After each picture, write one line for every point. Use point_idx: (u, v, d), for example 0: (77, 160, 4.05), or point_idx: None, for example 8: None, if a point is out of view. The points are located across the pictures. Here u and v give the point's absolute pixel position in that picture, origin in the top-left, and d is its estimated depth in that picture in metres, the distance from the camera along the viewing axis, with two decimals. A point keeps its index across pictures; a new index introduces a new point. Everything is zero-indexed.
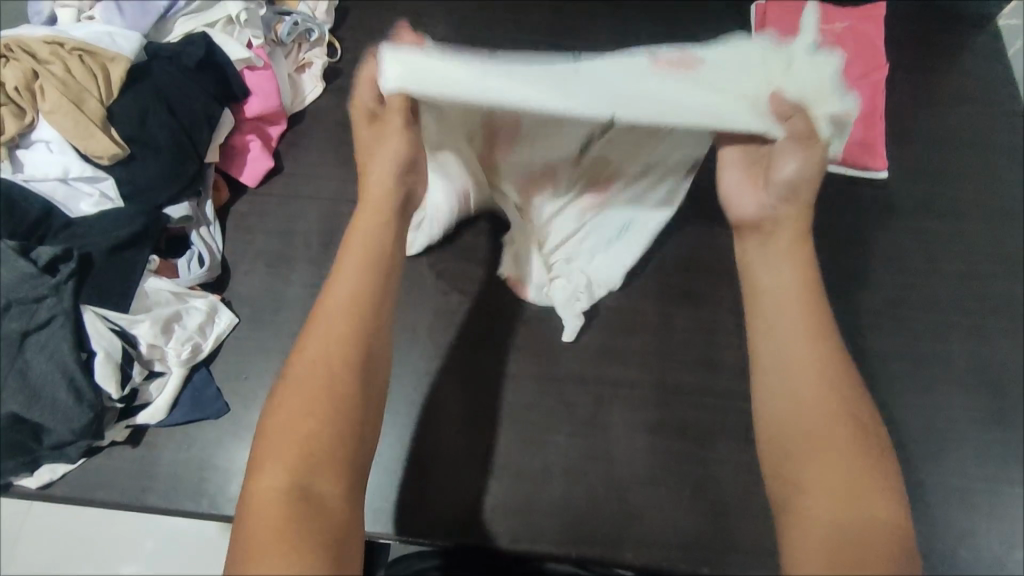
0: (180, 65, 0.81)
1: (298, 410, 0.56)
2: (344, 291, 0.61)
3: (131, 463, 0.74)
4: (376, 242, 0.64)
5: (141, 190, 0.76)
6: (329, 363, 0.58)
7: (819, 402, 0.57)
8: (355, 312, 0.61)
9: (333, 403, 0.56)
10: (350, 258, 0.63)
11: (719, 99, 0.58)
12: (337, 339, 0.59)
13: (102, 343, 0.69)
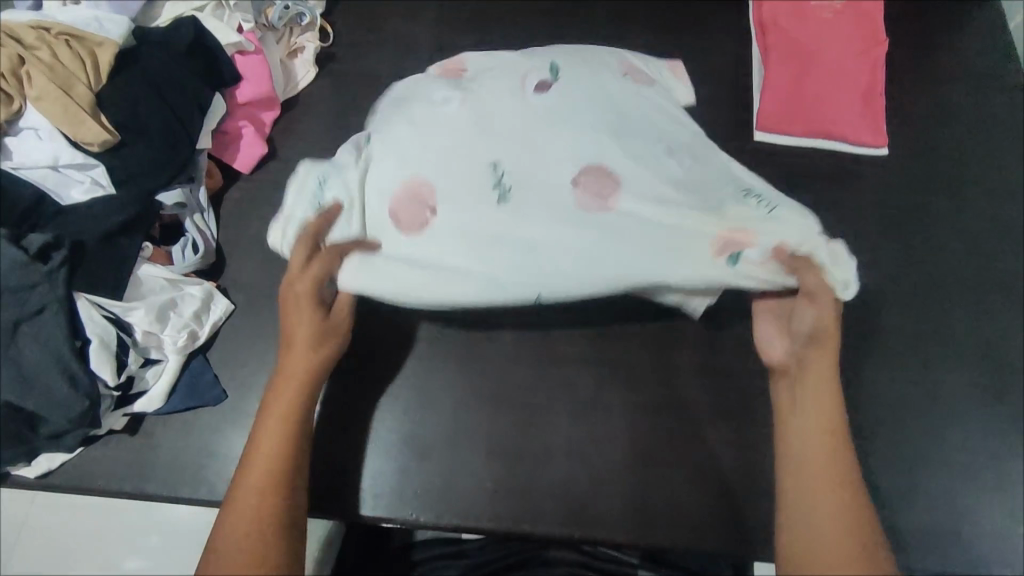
0: (169, 51, 0.80)
1: (257, 490, 0.62)
2: (282, 400, 0.67)
3: (129, 451, 0.73)
4: (313, 347, 0.69)
5: (133, 176, 0.75)
6: (283, 447, 0.64)
7: (813, 470, 0.63)
8: (297, 406, 0.67)
9: (284, 481, 0.63)
10: (291, 358, 0.69)
11: (651, 245, 0.66)
12: (273, 440, 0.65)
13: (97, 330, 0.68)
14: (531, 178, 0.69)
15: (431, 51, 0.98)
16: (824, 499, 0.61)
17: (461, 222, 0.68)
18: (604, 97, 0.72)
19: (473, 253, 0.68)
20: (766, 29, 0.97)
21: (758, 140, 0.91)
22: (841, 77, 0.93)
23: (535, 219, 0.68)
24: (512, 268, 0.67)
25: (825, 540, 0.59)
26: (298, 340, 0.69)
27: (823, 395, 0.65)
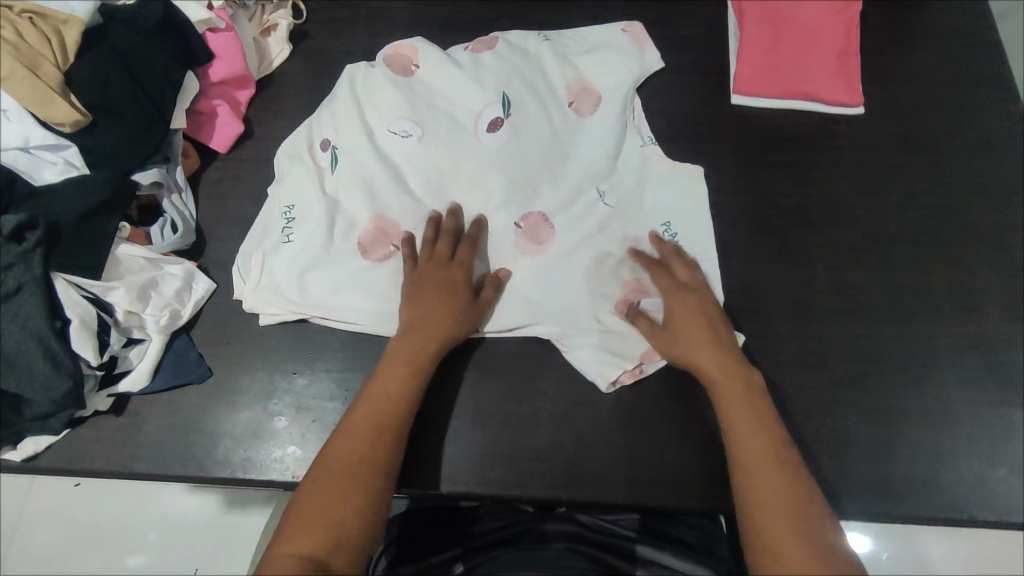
0: (139, 28, 0.78)
1: (348, 458, 0.64)
2: (360, 423, 0.66)
3: (116, 431, 0.73)
4: (407, 366, 0.70)
5: (106, 156, 0.75)
6: (381, 422, 0.66)
7: (763, 463, 0.63)
8: (404, 388, 0.69)
9: (376, 455, 0.64)
10: (393, 369, 0.70)
11: (573, 291, 0.78)
12: (354, 455, 0.64)
13: (76, 311, 0.68)
14: (475, 218, 0.80)
15: (406, 26, 0.97)
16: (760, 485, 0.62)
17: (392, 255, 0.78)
18: (554, 140, 0.83)
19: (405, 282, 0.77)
20: None
21: (735, 104, 0.92)
22: (817, 39, 0.93)
23: (489, 259, 0.79)
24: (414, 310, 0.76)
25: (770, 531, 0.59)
26: (407, 343, 0.71)
27: (736, 398, 0.67)
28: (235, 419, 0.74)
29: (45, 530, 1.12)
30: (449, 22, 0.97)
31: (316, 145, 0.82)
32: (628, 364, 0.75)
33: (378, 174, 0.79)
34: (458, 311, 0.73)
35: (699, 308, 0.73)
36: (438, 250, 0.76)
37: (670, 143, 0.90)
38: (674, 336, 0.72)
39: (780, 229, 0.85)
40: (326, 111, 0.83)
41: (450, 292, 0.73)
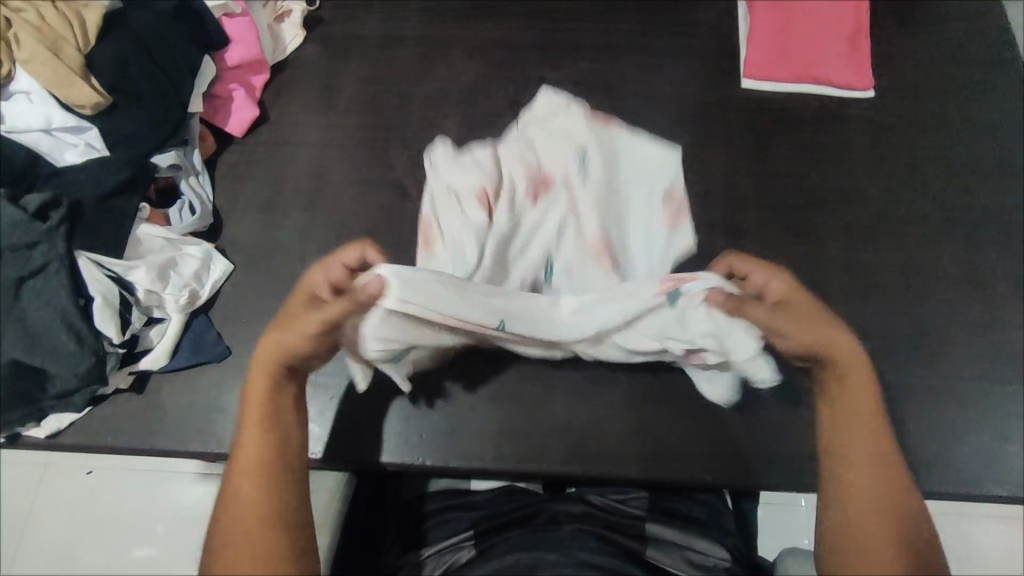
0: (156, 11, 0.79)
1: (234, 522, 0.61)
2: (249, 451, 0.63)
3: (137, 408, 0.74)
4: (268, 388, 0.65)
5: (125, 138, 0.76)
6: (253, 467, 0.62)
7: (875, 490, 0.62)
8: (265, 421, 0.64)
9: (258, 502, 0.61)
10: (252, 416, 0.64)
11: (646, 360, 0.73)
12: (244, 505, 0.61)
13: (99, 288, 0.69)
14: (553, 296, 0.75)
15: (419, 12, 0.98)
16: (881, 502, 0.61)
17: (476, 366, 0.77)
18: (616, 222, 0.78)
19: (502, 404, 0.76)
20: None
21: (746, 87, 0.93)
22: (828, 22, 0.94)
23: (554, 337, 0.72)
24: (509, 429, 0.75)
25: (867, 522, 0.61)
26: (259, 374, 0.65)
27: (860, 376, 0.65)
28: None
29: (55, 516, 1.12)
30: (461, 8, 0.98)
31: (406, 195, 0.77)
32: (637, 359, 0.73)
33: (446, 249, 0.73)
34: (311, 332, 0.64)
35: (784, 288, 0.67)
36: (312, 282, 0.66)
37: (682, 127, 0.91)
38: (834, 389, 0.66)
39: (793, 212, 0.85)
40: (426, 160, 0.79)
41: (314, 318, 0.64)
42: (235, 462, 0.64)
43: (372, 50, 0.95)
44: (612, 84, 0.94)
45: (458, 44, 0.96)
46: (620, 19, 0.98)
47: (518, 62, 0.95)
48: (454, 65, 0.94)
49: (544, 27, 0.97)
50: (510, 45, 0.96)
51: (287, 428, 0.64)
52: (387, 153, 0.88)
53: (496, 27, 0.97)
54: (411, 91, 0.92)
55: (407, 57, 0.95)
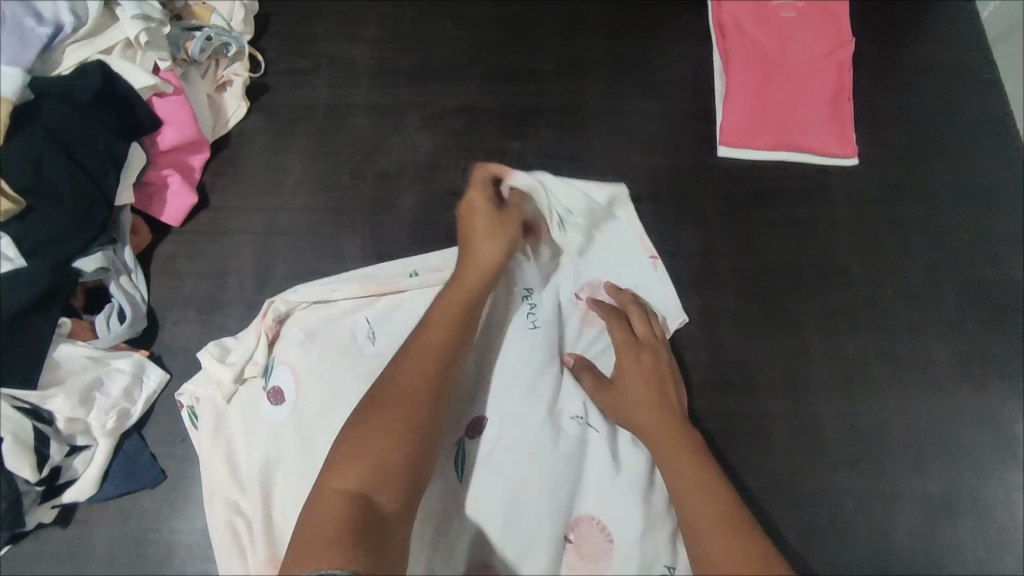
0: (74, 102, 0.72)
1: (389, 408, 0.59)
2: (401, 376, 0.61)
3: (62, 544, 0.68)
4: (447, 329, 0.65)
5: (44, 245, 0.69)
6: (436, 362, 0.63)
7: (698, 501, 0.61)
8: (451, 326, 0.65)
9: (422, 403, 0.60)
10: (439, 312, 0.66)
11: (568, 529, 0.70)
12: (405, 397, 0.60)
13: (9, 428, 0.62)
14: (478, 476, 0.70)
15: (371, 75, 0.91)
16: (709, 547, 0.58)
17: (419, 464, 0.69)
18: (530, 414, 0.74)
19: (488, 510, 0.68)
20: (727, 33, 0.92)
21: (722, 155, 0.87)
22: (806, 83, 0.89)
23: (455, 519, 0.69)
24: (487, 541, 0.68)
25: (705, 526, 0.59)
26: (445, 306, 0.67)
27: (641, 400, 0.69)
28: (191, 527, 0.69)
29: None
30: (415, 70, 0.91)
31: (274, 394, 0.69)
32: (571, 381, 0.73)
33: None
34: (502, 238, 0.72)
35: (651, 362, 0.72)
36: (476, 183, 0.76)
37: (654, 202, 0.85)
38: (617, 395, 0.71)
39: (772, 295, 0.80)
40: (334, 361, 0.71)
41: (492, 216, 0.73)
42: (404, 354, 0.63)
43: (320, 121, 0.88)
44: (579, 153, 0.88)
45: (414, 112, 0.89)
46: (585, 78, 0.91)
47: (478, 132, 0.88)
48: (410, 137, 0.88)
49: (506, 91, 0.91)
50: (470, 112, 0.89)
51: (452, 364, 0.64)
52: (339, 239, 0.82)
53: (452, 89, 0.90)
54: (363, 166, 0.86)
55: (358, 128, 0.88)
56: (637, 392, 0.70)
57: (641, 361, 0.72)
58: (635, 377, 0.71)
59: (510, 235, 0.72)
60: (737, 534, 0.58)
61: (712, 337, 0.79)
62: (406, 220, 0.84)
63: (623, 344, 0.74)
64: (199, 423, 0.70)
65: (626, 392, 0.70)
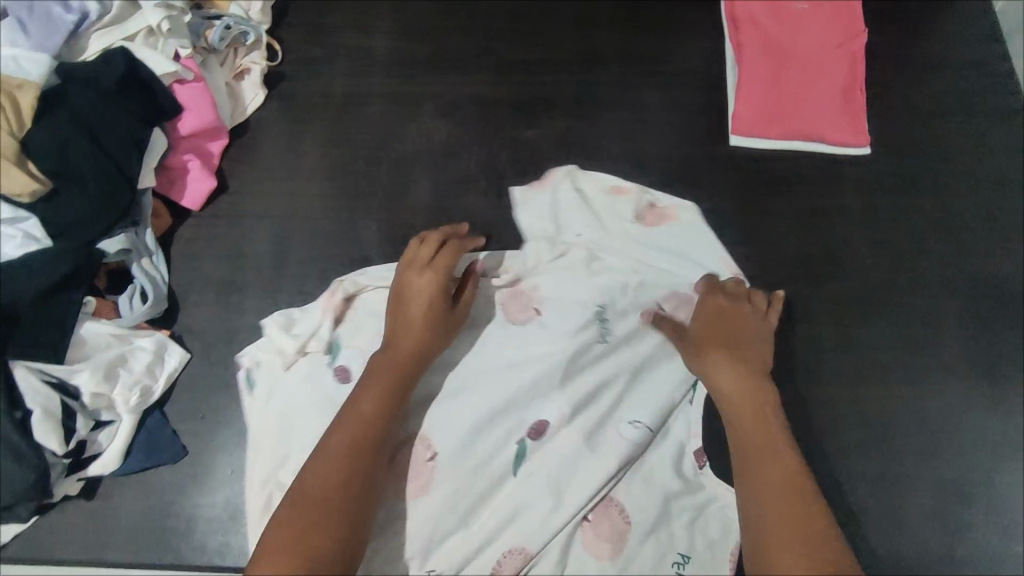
0: (99, 88, 0.74)
1: (315, 484, 0.62)
2: (324, 468, 0.63)
3: (87, 516, 0.70)
4: (373, 417, 0.66)
5: (69, 226, 0.71)
6: (360, 436, 0.64)
7: (782, 492, 0.63)
8: (379, 405, 0.66)
9: (348, 479, 0.62)
10: (368, 391, 0.67)
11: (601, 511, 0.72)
12: (332, 475, 0.62)
13: (39, 398, 0.65)
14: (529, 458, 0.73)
15: (387, 64, 0.93)
16: (762, 487, 0.64)
17: (480, 453, 0.72)
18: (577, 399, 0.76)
19: (536, 498, 0.71)
20: (739, 24, 0.93)
21: (734, 144, 0.88)
22: (817, 74, 0.89)
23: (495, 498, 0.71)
24: (526, 531, 0.70)
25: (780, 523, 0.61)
26: (371, 381, 0.68)
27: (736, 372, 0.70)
28: (211, 501, 0.71)
29: None
30: (430, 60, 0.93)
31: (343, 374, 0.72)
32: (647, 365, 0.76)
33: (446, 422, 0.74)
34: (438, 321, 0.71)
35: (740, 332, 0.73)
36: (419, 253, 0.74)
37: (665, 191, 0.86)
38: (705, 361, 0.72)
39: (783, 283, 0.81)
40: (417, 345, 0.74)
41: (432, 294, 0.71)
42: (339, 426, 0.65)
43: (337, 109, 0.90)
44: (592, 143, 0.89)
45: (429, 101, 0.91)
46: (599, 69, 0.93)
47: (492, 121, 0.90)
48: (424, 125, 0.89)
49: (519, 81, 0.92)
50: (484, 101, 0.91)
51: (378, 438, 0.65)
52: (355, 224, 0.84)
53: (467, 79, 0.92)
54: (380, 153, 0.88)
55: (375, 116, 0.90)
56: (723, 365, 0.71)
57: (740, 336, 0.73)
58: (718, 352, 0.72)
59: (448, 322, 0.72)
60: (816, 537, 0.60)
61: None
62: (420, 207, 0.85)
63: (707, 315, 0.74)
64: (255, 389, 0.73)
65: (705, 339, 0.73)
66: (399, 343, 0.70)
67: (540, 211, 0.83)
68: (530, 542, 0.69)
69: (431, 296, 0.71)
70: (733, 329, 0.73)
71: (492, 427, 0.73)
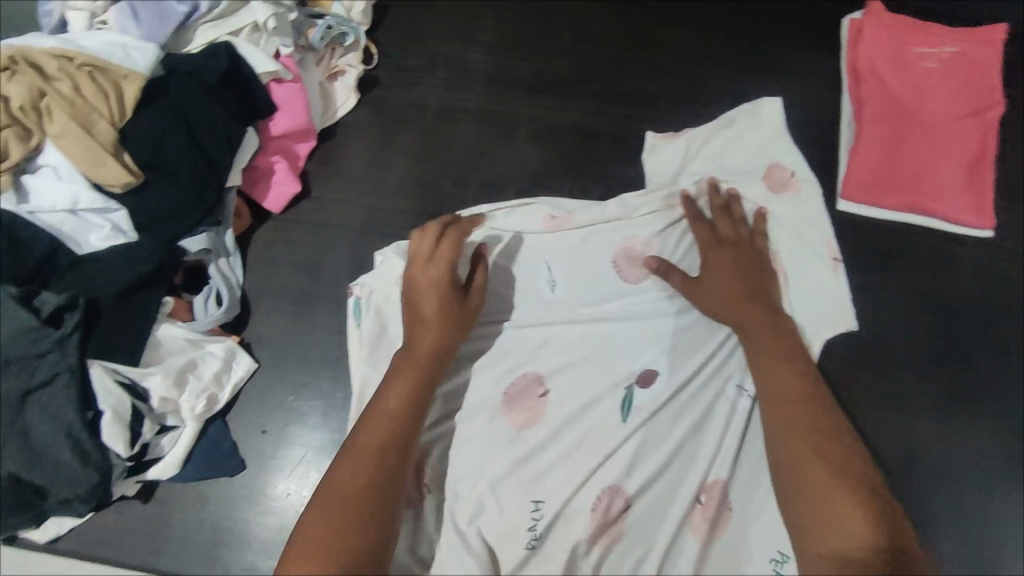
0: (201, 81, 0.72)
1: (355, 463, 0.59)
2: (355, 463, 0.59)
3: (142, 521, 0.69)
4: (400, 413, 0.62)
5: (155, 220, 0.69)
6: (397, 427, 0.61)
7: (774, 375, 0.67)
8: (418, 384, 0.64)
9: (388, 456, 0.60)
10: (395, 384, 0.64)
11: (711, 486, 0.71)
12: (371, 455, 0.59)
13: (110, 402, 0.63)
14: (648, 411, 0.73)
15: (484, 80, 0.89)
16: (773, 379, 0.67)
17: (585, 393, 0.74)
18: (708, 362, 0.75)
19: (648, 458, 0.71)
20: (861, 77, 0.87)
21: (844, 208, 0.83)
22: (944, 144, 0.83)
23: (606, 443, 0.72)
24: (632, 476, 0.71)
25: (785, 405, 0.65)
26: (401, 374, 0.64)
27: (724, 269, 0.74)
28: (265, 522, 0.69)
29: None
30: (529, 79, 0.89)
31: None
32: None
33: (560, 365, 0.75)
34: (455, 318, 0.67)
35: (734, 251, 0.75)
36: (429, 251, 0.68)
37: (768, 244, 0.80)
38: (704, 270, 0.75)
39: (882, 364, 0.78)
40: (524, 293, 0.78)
41: (444, 294, 0.67)
42: (372, 413, 0.63)
43: (429, 122, 0.87)
44: None
45: (525, 123, 0.87)
46: (705, 110, 0.88)
47: (588, 152, 0.86)
48: (518, 149, 0.86)
49: (620, 113, 0.88)
50: (582, 130, 0.87)
51: (402, 432, 0.61)
52: None
53: (566, 104, 0.88)
54: (469, 175, 0.85)
55: (466, 134, 0.86)
56: (711, 265, 0.75)
57: (724, 247, 0.76)
58: (711, 256, 0.75)
59: (461, 318, 0.67)
60: (815, 411, 0.64)
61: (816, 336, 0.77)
62: None
63: (693, 221, 0.78)
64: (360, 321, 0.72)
65: (710, 275, 0.74)
66: (416, 346, 0.66)
67: (657, 170, 0.84)
68: (626, 483, 0.70)
69: (442, 293, 0.67)
70: (730, 237, 0.77)
71: (595, 378, 0.75)
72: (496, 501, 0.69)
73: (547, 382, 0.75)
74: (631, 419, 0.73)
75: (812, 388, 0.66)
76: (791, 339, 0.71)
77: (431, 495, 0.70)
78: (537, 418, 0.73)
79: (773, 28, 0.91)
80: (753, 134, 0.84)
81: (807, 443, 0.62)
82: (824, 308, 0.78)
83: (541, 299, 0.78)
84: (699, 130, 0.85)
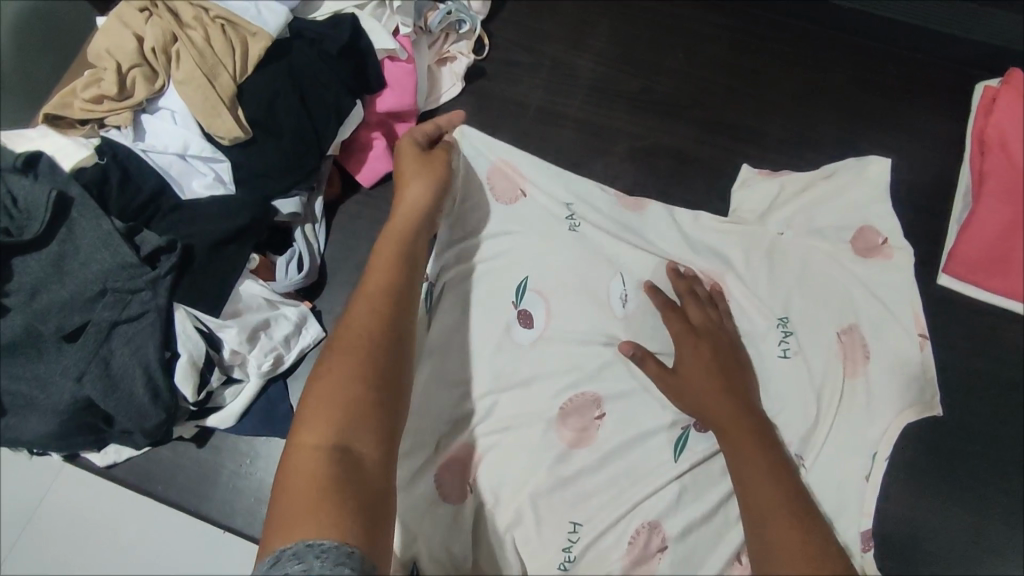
0: (322, 49, 0.73)
1: (353, 321, 0.55)
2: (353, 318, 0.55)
3: (195, 464, 0.72)
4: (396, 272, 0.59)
5: (256, 176, 0.71)
6: (388, 287, 0.58)
7: (757, 477, 0.62)
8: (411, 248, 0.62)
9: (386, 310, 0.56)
10: (385, 251, 0.61)
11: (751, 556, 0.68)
12: (368, 310, 0.56)
13: (188, 346, 0.64)
14: (700, 458, 0.71)
15: (590, 88, 0.87)
16: (754, 484, 0.62)
17: (639, 424, 0.72)
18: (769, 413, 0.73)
19: (691, 504, 0.69)
20: (988, 148, 0.82)
21: (945, 284, 0.79)
22: None
23: (655, 482, 0.70)
24: (674, 519, 0.69)
25: (765, 506, 0.60)
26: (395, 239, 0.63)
27: (707, 371, 0.69)
28: None
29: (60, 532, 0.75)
30: (634, 96, 0.87)
31: (519, 311, 0.76)
32: (823, 403, 0.74)
33: (617, 391, 0.73)
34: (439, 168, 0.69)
35: (712, 344, 0.71)
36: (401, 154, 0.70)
37: (855, 310, 0.77)
38: (681, 373, 0.70)
39: (955, 455, 0.74)
40: (596, 309, 0.76)
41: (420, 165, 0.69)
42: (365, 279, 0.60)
43: (529, 123, 0.86)
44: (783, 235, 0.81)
45: (623, 140, 0.85)
46: (811, 156, 0.85)
47: (682, 179, 0.84)
48: (612, 166, 0.84)
49: (722, 145, 0.85)
50: (680, 156, 0.85)
51: (393, 287, 0.58)
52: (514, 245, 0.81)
53: (668, 127, 0.86)
54: None
55: (563, 141, 0.85)
56: (691, 360, 0.70)
57: (694, 338, 0.71)
58: (687, 347, 0.71)
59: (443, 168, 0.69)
60: (803, 528, 0.58)
61: (889, 412, 0.73)
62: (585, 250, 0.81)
63: (687, 301, 0.74)
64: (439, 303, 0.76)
65: (692, 379, 0.69)
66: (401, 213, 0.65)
67: (752, 208, 0.81)
68: (667, 522, 0.69)
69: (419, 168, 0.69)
70: (717, 336, 0.72)
71: (651, 411, 0.73)
72: (536, 515, 0.69)
73: (603, 408, 0.73)
74: (683, 460, 0.71)
75: (795, 496, 0.61)
76: (777, 452, 0.65)
77: (474, 496, 0.70)
78: (589, 440, 0.72)
79: (898, 82, 0.87)
80: (861, 189, 0.81)
81: (792, 558, 0.55)
82: (905, 384, 0.74)
83: (613, 317, 0.76)
84: (802, 177, 0.82)
